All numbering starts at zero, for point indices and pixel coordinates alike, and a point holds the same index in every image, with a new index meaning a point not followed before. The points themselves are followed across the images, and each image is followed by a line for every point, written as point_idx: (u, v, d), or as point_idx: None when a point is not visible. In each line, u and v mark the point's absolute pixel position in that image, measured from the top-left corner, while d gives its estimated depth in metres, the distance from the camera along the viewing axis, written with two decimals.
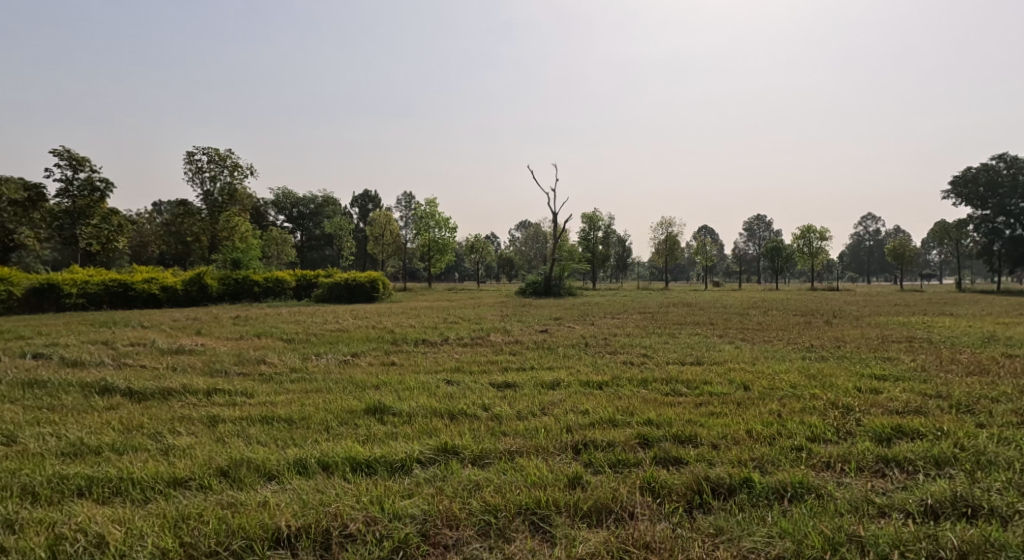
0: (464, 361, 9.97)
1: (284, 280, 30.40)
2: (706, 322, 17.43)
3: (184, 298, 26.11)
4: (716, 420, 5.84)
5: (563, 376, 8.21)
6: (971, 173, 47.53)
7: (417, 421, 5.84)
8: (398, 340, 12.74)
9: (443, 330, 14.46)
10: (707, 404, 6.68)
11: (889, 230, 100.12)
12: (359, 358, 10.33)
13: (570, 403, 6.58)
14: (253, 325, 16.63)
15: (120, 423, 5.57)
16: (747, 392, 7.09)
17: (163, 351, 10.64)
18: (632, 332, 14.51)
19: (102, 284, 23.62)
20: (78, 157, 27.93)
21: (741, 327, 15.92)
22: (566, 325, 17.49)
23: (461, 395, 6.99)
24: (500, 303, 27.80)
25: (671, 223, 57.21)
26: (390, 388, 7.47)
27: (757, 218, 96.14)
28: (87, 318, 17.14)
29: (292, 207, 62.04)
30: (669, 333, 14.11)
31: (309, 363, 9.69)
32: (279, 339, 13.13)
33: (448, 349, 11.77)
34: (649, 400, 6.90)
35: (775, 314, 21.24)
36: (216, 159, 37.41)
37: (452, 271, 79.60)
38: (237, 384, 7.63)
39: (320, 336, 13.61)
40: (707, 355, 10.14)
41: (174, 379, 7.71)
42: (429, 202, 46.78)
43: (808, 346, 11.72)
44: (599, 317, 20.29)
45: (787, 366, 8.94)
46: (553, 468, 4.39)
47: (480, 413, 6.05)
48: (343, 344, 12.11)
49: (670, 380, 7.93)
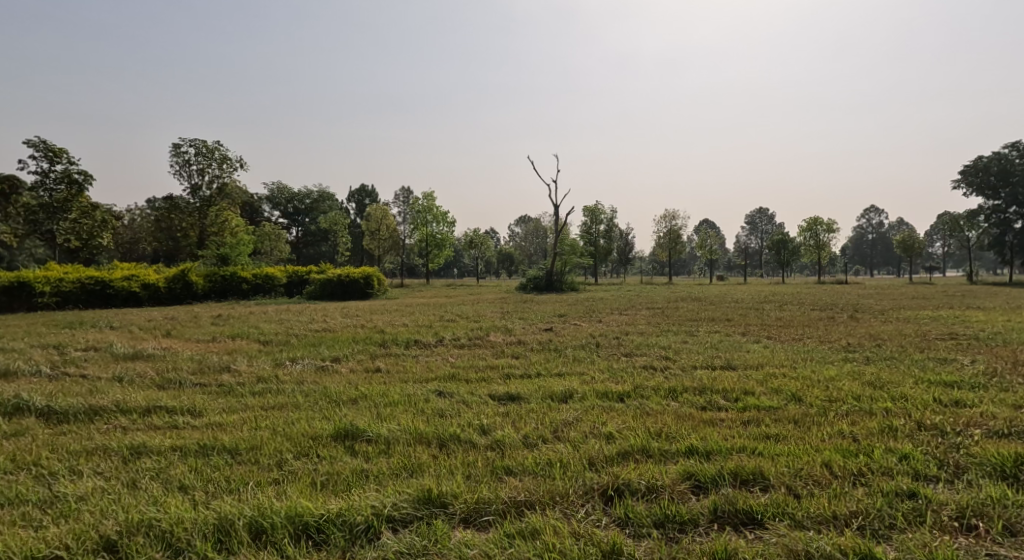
0: (461, 367, 8.71)
1: (274, 276, 29.11)
2: (723, 319, 16.14)
3: (168, 296, 24.90)
4: (780, 446, 4.57)
5: (575, 386, 6.93)
6: (983, 162, 45.96)
7: (397, 452, 4.59)
8: (386, 341, 11.48)
9: (437, 330, 13.17)
10: (758, 422, 5.39)
11: (894, 222, 98.53)
12: (339, 363, 9.08)
13: (589, 424, 5.31)
14: (233, 324, 15.40)
15: (9, 460, 4.33)
16: (801, 406, 5.81)
17: (118, 357, 9.43)
18: (645, 331, 13.23)
19: (77, 281, 22.42)
20: (54, 149, 27.19)
21: (761, 324, 14.66)
22: (571, 322, 16.19)
23: (455, 413, 5.72)
24: (499, 299, 26.48)
25: (674, 216, 55.95)
26: (371, 404, 6.22)
27: (760, 211, 94.65)
28: (55, 318, 15.95)
29: (287, 201, 60.79)
30: (686, 331, 12.84)
31: (282, 369, 8.44)
32: (257, 340, 11.90)
33: (442, 351, 10.49)
34: (686, 418, 5.61)
35: (792, 308, 19.94)
36: (204, 151, 36.18)
37: (451, 266, 78.05)
38: (186, 399, 6.40)
39: (301, 337, 12.36)
40: (739, 357, 8.87)
41: (108, 394, 6.48)
42: (425, 196, 45.47)
43: (848, 345, 10.44)
44: (607, 314, 18.94)
45: (837, 371, 7.65)
46: (578, 535, 3.15)
47: (476, 439, 4.78)
48: (325, 347, 10.88)
49: (704, 389, 6.66)
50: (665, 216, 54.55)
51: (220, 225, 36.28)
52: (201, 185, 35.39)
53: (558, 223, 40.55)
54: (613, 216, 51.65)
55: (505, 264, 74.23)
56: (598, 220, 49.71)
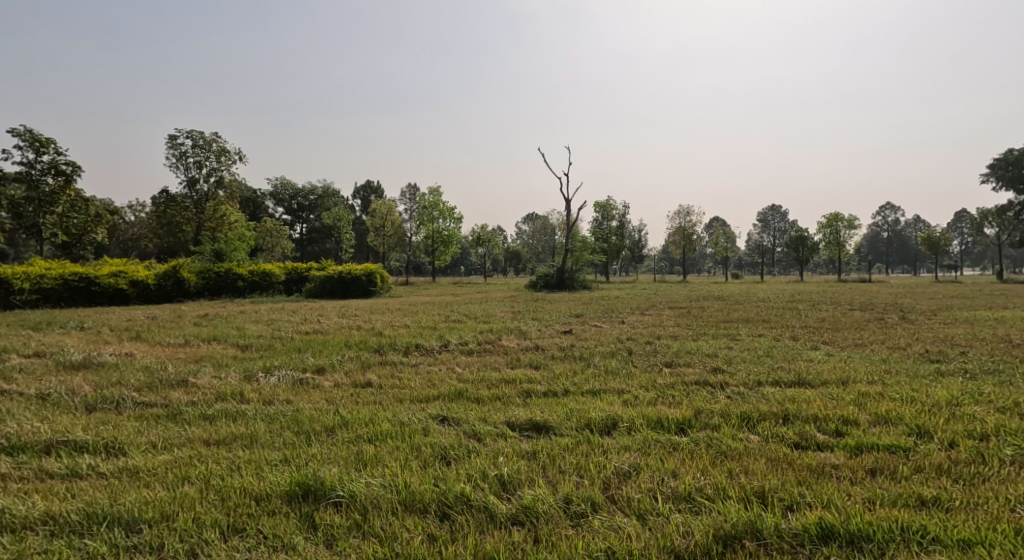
0: (469, 380, 7.15)
1: (271, 273, 27.72)
2: (758, 320, 14.56)
3: (158, 294, 23.54)
4: (956, 524, 3.05)
5: (616, 411, 5.36)
6: (1016, 154, 43.82)
7: (382, 535, 3.12)
8: (383, 347, 9.94)
9: (442, 332, 11.63)
10: (890, 472, 3.78)
11: (910, 219, 96.47)
12: (323, 375, 7.55)
13: (655, 476, 3.74)
14: (216, 325, 13.94)
15: None
16: (940, 445, 4.20)
17: (61, 365, 7.95)
18: (677, 334, 11.69)
19: (60, 278, 21.07)
20: (41, 138, 26.15)
21: (807, 326, 13.06)
22: (590, 323, 14.65)
23: (463, 458, 4.16)
24: (509, 297, 25.01)
25: (688, 212, 54.32)
26: (351, 439, 4.66)
27: (773, 208, 92.71)
28: (25, 318, 14.55)
29: (291, 198, 59.34)
30: (726, 335, 11.26)
31: (249, 383, 6.90)
32: (234, 345, 10.39)
33: (447, 358, 8.95)
34: (784, 463, 4.02)
35: (828, 309, 18.34)
36: (202, 143, 34.88)
37: (458, 264, 76.61)
38: (107, 429, 4.89)
39: (287, 341, 10.85)
40: (810, 369, 7.28)
41: (8, 421, 4.99)
42: (431, 190, 43.93)
43: (925, 352, 8.85)
44: (627, 314, 17.40)
45: (948, 389, 6.01)
46: None
47: (494, 508, 3.26)
48: (311, 353, 9.38)
49: (791, 413, 5.04)
50: (679, 212, 53.01)
51: (218, 220, 34.95)
52: (199, 178, 34.05)
53: (569, 218, 39.01)
54: (625, 212, 50.10)
55: (513, 262, 72.86)
56: (610, 216, 48.22)
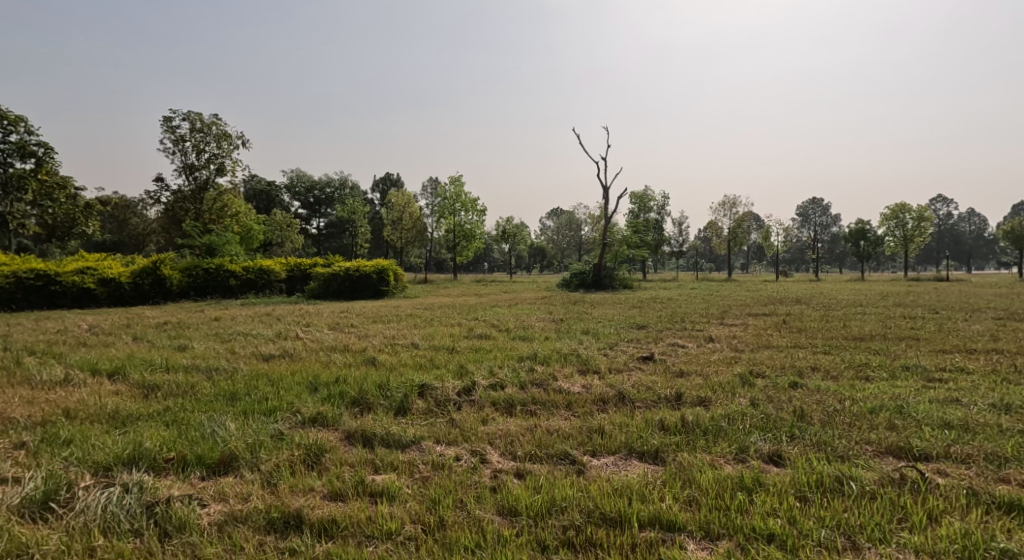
0: (521, 515, 3.31)
1: (270, 271, 24.14)
2: (903, 338, 10.39)
3: (132, 295, 20.12)
4: None
5: None
6: None
7: None
8: (365, 393, 6.07)
9: (462, 361, 7.72)
10: None
11: (963, 213, 90.46)
12: (218, 487, 3.69)
13: None
14: (155, 343, 10.19)
15: None
16: None
17: None
18: (820, 368, 7.62)
19: (12, 275, 17.64)
20: (10, 115, 22.80)
21: (1000, 351, 8.82)
22: (669, 341, 10.60)
23: None
24: (542, 299, 21.13)
25: (734, 203, 49.94)
26: None
27: (812, 200, 87.80)
28: None
29: (306, 191, 55.97)
30: (905, 371, 7.16)
31: (29, 532, 3.08)
32: (135, 385, 6.59)
33: (472, 426, 5.04)
34: None
35: (968, 318, 14.00)
36: (200, 126, 31.41)
37: (480, 259, 72.90)
38: None
39: (223, 378, 6.98)
40: None
41: None
42: (453, 180, 40.10)
43: None
44: (704, 325, 13.33)
45: None
46: None
47: None
48: (237, 414, 5.50)
49: None
50: (723, 203, 48.53)
51: (218, 212, 31.38)
52: (196, 164, 30.63)
53: (606, 210, 34.83)
54: (665, 202, 45.80)
55: (538, 258, 69.33)
56: (647, 207, 44.09)
